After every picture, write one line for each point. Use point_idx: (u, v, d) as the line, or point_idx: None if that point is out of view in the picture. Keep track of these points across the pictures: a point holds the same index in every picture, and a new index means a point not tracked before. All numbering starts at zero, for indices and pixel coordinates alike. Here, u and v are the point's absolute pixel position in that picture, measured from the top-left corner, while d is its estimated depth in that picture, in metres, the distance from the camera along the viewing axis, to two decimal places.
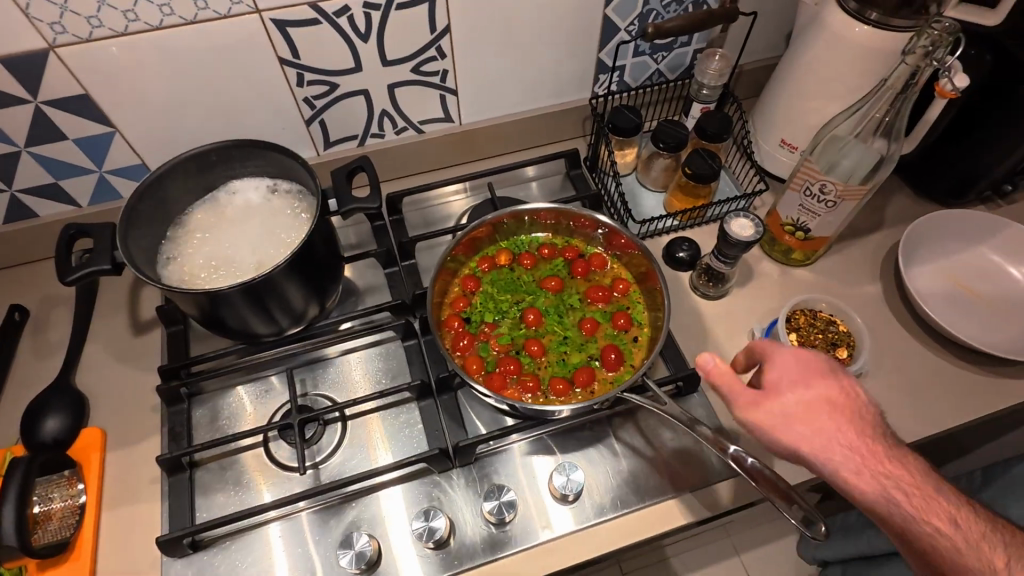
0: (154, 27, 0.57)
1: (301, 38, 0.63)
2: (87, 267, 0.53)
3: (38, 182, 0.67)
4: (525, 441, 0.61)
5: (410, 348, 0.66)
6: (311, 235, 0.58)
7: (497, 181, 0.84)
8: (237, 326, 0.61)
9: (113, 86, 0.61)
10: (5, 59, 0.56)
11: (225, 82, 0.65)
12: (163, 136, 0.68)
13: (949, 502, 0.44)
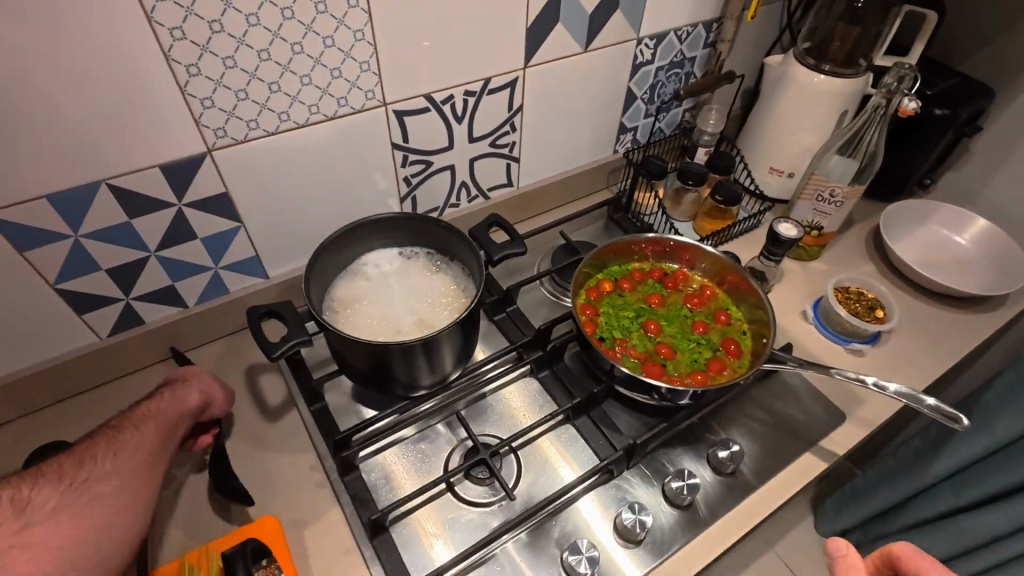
0: (300, 123, 0.65)
1: (413, 123, 0.72)
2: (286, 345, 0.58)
3: (157, 285, 0.69)
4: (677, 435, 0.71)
5: (546, 378, 0.76)
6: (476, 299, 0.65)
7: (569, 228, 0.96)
8: (401, 377, 0.66)
9: (252, 182, 0.66)
10: (164, 166, 0.59)
11: (345, 169, 0.72)
12: (282, 224, 0.72)
13: None
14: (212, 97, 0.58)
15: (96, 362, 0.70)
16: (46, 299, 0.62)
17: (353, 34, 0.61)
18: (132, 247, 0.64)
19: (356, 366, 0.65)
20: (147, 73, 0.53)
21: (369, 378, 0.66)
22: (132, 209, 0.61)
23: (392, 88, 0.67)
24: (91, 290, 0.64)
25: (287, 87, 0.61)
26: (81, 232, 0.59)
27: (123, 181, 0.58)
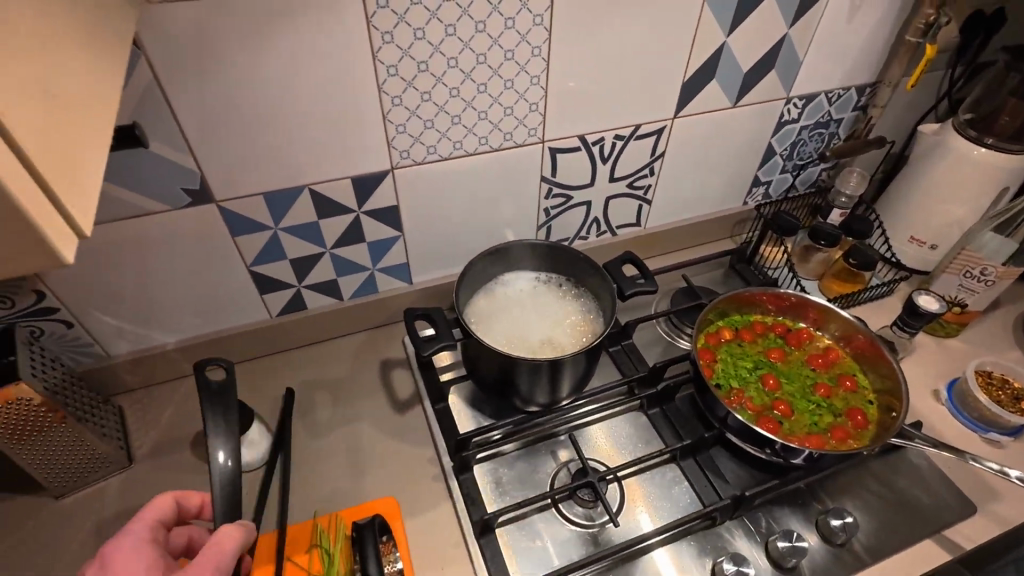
0: (469, 152, 0.73)
1: (563, 160, 0.80)
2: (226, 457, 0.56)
3: (325, 278, 0.79)
4: (788, 497, 0.70)
5: (656, 415, 0.78)
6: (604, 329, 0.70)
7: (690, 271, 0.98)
8: (524, 390, 0.72)
9: (419, 199, 0.75)
10: (355, 177, 0.70)
11: (496, 195, 0.80)
12: (433, 238, 0.81)
13: None
14: (406, 124, 0.67)
15: (265, 337, 0.82)
16: (241, 278, 0.74)
17: (530, 79, 0.69)
18: (314, 243, 0.74)
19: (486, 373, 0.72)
20: (363, 100, 0.64)
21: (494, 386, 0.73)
22: (322, 211, 0.71)
23: (551, 127, 0.75)
24: (275, 275, 0.76)
25: (466, 120, 0.70)
26: (280, 225, 0.70)
27: (322, 187, 0.69)
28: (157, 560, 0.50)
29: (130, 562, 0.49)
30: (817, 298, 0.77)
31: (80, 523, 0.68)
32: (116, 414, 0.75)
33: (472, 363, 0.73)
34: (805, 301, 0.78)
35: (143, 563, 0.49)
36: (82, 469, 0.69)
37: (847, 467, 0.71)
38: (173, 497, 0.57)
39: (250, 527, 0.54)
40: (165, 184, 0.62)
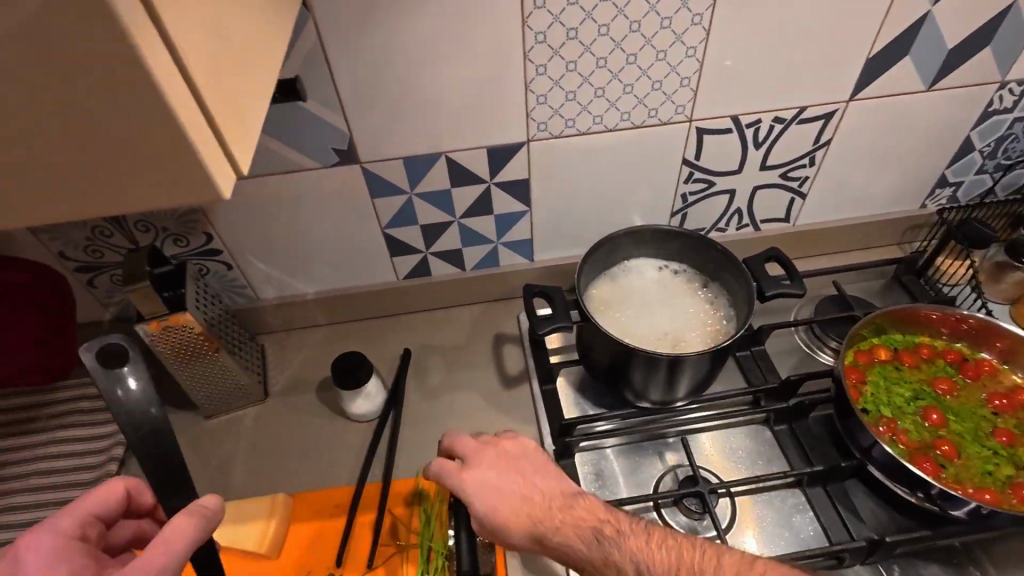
0: (609, 128, 0.69)
1: (710, 142, 0.73)
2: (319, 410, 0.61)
3: (451, 247, 0.81)
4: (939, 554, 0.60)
5: (782, 433, 0.70)
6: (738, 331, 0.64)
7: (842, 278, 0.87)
8: (639, 384, 0.68)
9: (550, 174, 0.73)
10: (490, 148, 0.69)
11: (631, 176, 0.76)
12: (559, 216, 0.79)
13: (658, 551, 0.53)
14: (546, 95, 0.65)
15: (390, 297, 0.86)
16: (374, 239, 0.78)
17: (686, 50, 0.64)
18: (444, 211, 0.76)
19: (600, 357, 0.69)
20: (506, 68, 0.62)
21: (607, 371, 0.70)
22: (455, 180, 0.72)
23: (703, 105, 0.69)
24: (405, 239, 0.79)
25: (609, 94, 0.66)
26: (415, 190, 0.72)
27: (457, 156, 0.69)
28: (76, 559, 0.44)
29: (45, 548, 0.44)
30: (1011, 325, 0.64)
31: (223, 442, 0.76)
32: (259, 351, 0.83)
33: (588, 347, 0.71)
34: (994, 327, 0.65)
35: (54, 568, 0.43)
36: (228, 394, 0.78)
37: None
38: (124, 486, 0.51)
39: (213, 513, 0.46)
40: (317, 142, 0.66)
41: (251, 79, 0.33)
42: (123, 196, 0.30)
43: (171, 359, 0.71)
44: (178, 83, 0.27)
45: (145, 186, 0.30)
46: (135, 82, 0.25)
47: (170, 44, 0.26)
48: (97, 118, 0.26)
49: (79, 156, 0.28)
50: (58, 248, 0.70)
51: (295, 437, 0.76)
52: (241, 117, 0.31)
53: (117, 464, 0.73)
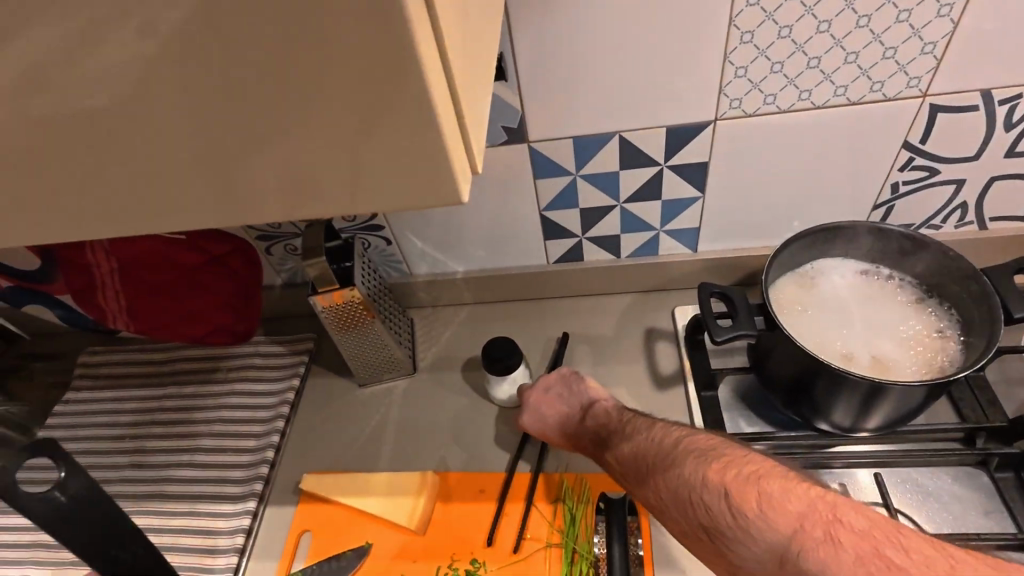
0: (817, 105, 0.59)
1: (945, 122, 0.60)
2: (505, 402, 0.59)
3: (608, 233, 0.76)
4: None
5: (1006, 481, 0.58)
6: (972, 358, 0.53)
7: None
8: (824, 406, 0.59)
9: (735, 157, 0.65)
10: (670, 127, 0.62)
11: (832, 162, 0.65)
12: (736, 205, 0.70)
13: (813, 526, 0.38)
14: (748, 67, 0.56)
15: (538, 280, 0.83)
16: (531, 220, 0.75)
17: (939, 9, 0.52)
18: (608, 194, 0.70)
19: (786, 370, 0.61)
20: (707, 34, 0.54)
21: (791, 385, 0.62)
22: (627, 162, 0.66)
23: (948, 76, 0.56)
24: (562, 222, 0.75)
25: (826, 64, 0.56)
26: (581, 172, 0.67)
27: (633, 136, 0.63)
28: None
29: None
30: None
31: (375, 411, 0.79)
32: (409, 325, 0.85)
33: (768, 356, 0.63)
34: None
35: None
36: (381, 365, 0.80)
37: None
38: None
39: None
40: (488, 121, 0.63)
41: (480, 63, 0.31)
42: (358, 180, 0.29)
43: (335, 328, 0.74)
44: (439, 77, 0.26)
45: (382, 171, 0.29)
46: (395, 64, 0.24)
47: (437, 30, 0.25)
48: (348, 111, 0.26)
49: (320, 137, 0.27)
50: None
51: (441, 415, 0.77)
52: (472, 98, 0.30)
53: (283, 421, 0.78)
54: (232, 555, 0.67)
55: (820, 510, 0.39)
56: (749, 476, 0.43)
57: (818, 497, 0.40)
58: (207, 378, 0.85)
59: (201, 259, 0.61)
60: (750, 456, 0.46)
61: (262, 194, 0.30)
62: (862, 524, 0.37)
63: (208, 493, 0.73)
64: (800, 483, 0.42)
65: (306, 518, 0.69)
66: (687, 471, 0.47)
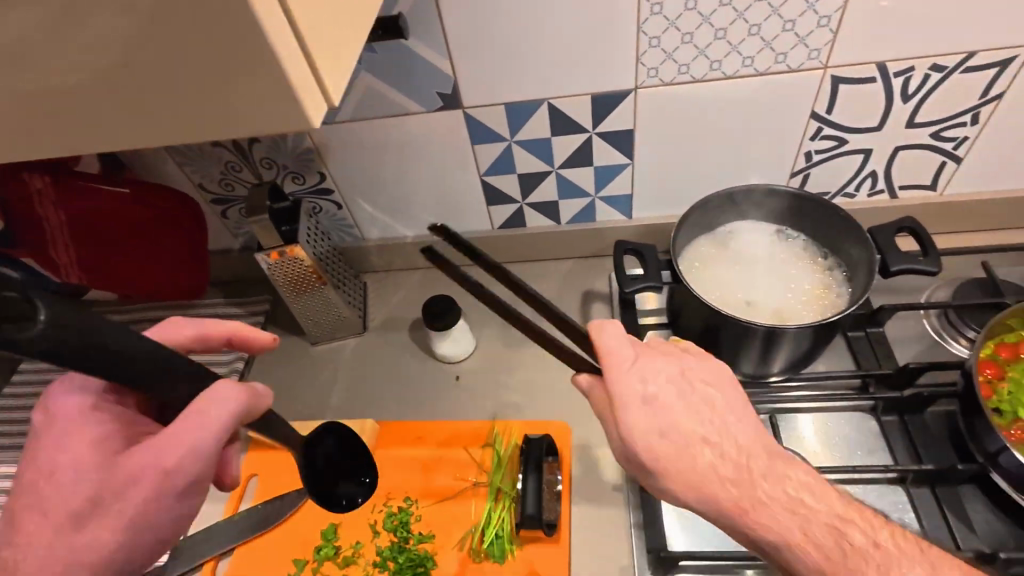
0: (729, 75, 0.63)
1: (847, 93, 0.65)
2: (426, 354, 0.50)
3: (547, 198, 0.80)
4: None
5: (890, 424, 0.64)
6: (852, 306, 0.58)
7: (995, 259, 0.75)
8: (729, 354, 0.64)
9: (659, 124, 0.69)
10: (594, 95, 0.66)
11: (748, 131, 0.69)
12: (663, 172, 0.75)
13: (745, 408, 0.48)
14: (660, 37, 0.60)
15: (484, 245, 0.87)
16: (472, 186, 0.79)
17: None
18: (542, 160, 0.74)
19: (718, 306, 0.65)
20: (621, 5, 0.58)
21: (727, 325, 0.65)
22: (557, 128, 0.70)
23: (845, 48, 0.60)
24: (502, 188, 0.79)
25: (732, 36, 0.60)
26: (515, 138, 0.71)
27: (561, 103, 0.67)
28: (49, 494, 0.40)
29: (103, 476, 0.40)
30: None
31: (325, 368, 0.83)
32: (361, 289, 0.89)
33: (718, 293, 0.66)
34: None
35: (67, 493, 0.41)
36: (331, 324, 0.84)
37: None
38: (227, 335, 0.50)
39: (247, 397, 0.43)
40: (424, 87, 0.66)
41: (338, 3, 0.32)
42: (216, 120, 0.30)
43: (285, 287, 0.78)
44: (299, 63, 0.29)
45: (238, 111, 0.30)
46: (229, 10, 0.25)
47: None
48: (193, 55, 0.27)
49: (173, 81, 0.28)
50: (197, 180, 0.78)
51: (387, 370, 0.81)
52: (326, 40, 0.31)
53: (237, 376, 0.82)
54: None
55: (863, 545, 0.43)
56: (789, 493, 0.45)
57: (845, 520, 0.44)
58: None
59: (150, 214, 0.65)
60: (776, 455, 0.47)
61: (125, 133, 0.31)
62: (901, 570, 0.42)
63: None
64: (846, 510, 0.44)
65: (256, 462, 0.73)
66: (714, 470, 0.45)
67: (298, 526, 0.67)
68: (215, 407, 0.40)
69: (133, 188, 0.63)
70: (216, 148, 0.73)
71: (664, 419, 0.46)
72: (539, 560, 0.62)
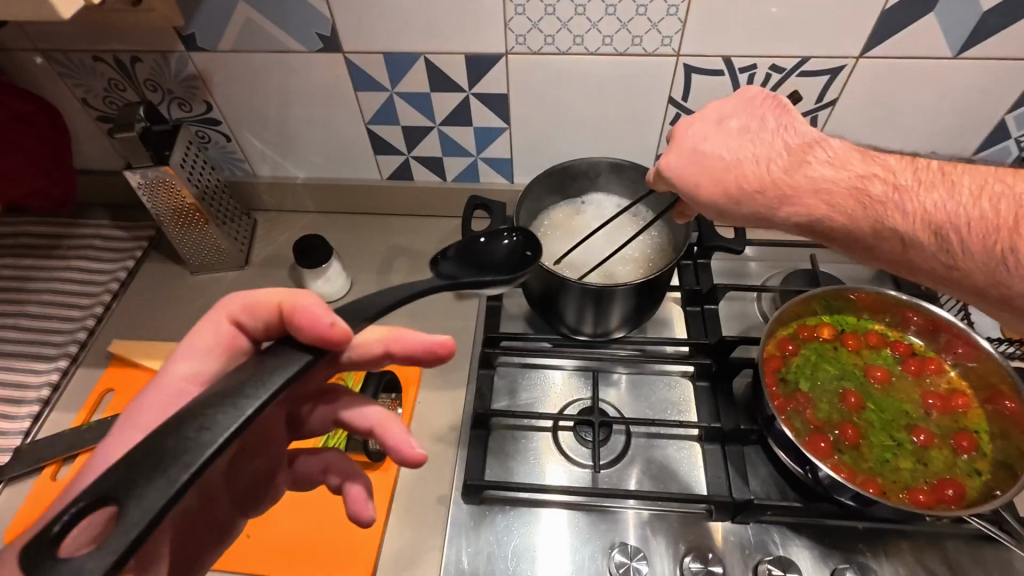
0: (591, 51, 0.68)
1: (699, 82, 0.70)
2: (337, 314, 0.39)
3: (432, 154, 0.83)
4: (804, 533, 0.62)
5: (701, 389, 0.70)
6: (667, 273, 0.64)
7: (831, 256, 0.82)
8: (565, 314, 0.70)
9: (530, 91, 0.73)
10: (468, 55, 0.69)
11: (614, 108, 0.74)
12: (538, 140, 0.79)
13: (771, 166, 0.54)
14: (525, 5, 0.64)
15: (373, 195, 0.89)
16: (359, 133, 0.81)
17: None
18: (425, 115, 0.77)
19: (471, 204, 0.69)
20: None
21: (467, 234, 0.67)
22: (436, 84, 0.73)
23: (694, 39, 0.66)
24: (387, 138, 0.81)
25: (591, 12, 0.64)
26: (396, 89, 0.74)
27: (437, 59, 0.70)
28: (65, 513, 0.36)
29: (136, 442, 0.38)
30: (941, 313, 0.63)
31: (199, 296, 0.85)
32: (250, 226, 0.90)
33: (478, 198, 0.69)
34: (935, 318, 0.64)
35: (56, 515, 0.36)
36: (211, 255, 0.85)
37: (890, 526, 0.60)
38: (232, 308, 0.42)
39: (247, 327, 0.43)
40: (303, 26, 0.68)
41: None
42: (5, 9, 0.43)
43: (168, 219, 0.80)
44: None
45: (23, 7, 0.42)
46: None
47: None
48: None
49: None
50: (80, 94, 0.78)
51: None
52: None
53: (109, 295, 0.83)
54: (36, 404, 0.72)
55: (807, 140, 0.54)
56: (804, 174, 0.52)
57: (780, 132, 0.55)
58: (45, 254, 0.86)
59: (1, 115, 0.71)
60: (697, 152, 0.55)
61: None
62: (819, 141, 0.54)
63: (21, 351, 0.77)
64: (710, 121, 0.56)
65: (112, 378, 0.74)
66: (733, 166, 0.54)
67: None
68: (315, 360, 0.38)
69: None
70: (96, 62, 0.73)
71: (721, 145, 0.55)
72: None
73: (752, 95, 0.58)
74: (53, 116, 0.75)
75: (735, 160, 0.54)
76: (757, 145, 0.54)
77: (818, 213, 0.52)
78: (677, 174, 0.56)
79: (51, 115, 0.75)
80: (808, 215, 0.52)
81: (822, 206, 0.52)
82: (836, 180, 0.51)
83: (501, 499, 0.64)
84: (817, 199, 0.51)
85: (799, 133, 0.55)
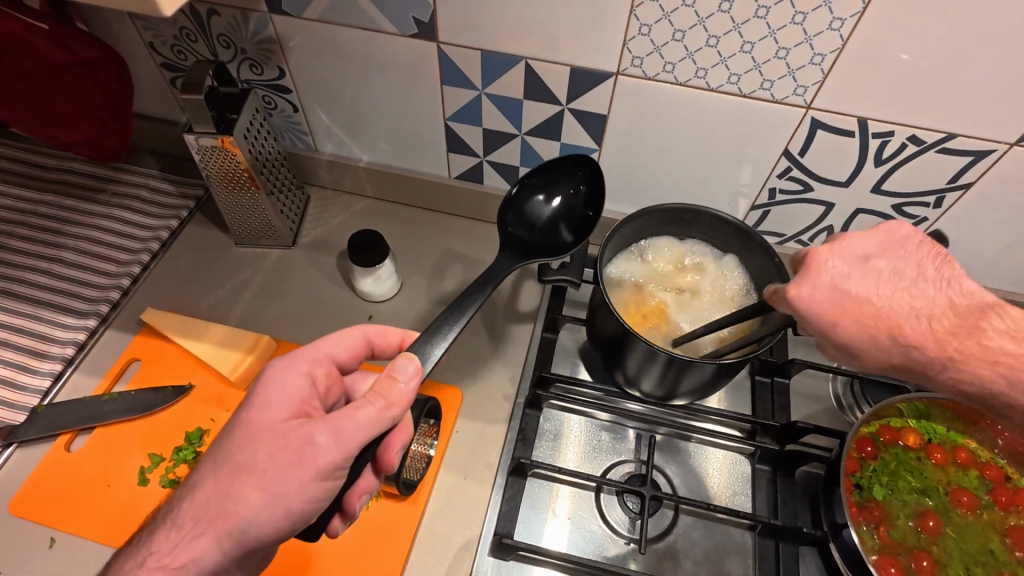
0: (712, 88, 0.61)
1: (823, 140, 0.64)
2: (446, 339, 0.54)
3: (509, 162, 0.77)
4: None
5: (761, 474, 0.64)
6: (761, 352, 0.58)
7: None
8: (632, 371, 0.64)
9: (632, 119, 0.66)
10: (574, 69, 0.63)
11: (722, 149, 0.67)
12: (628, 167, 0.72)
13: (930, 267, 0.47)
14: (652, 26, 0.57)
15: (438, 191, 0.83)
16: (436, 127, 0.75)
17: (831, 20, 0.54)
18: (511, 121, 0.71)
19: (546, 170, 0.68)
20: None
21: (579, 214, 0.67)
22: (532, 92, 0.67)
23: (831, 92, 0.59)
24: (464, 137, 0.75)
25: (724, 47, 0.58)
26: (487, 90, 0.68)
27: (539, 66, 0.63)
28: (280, 447, 0.45)
29: (294, 369, 0.50)
30: None
31: (241, 270, 0.80)
32: (302, 202, 0.85)
33: (588, 160, 0.67)
34: None
35: (277, 450, 0.45)
36: (260, 231, 0.80)
37: None
38: (362, 334, 0.56)
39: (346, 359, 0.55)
40: (400, 8, 0.62)
41: None
42: None
43: (218, 183, 0.73)
44: None
45: None
46: None
47: None
48: None
49: None
50: (148, 38, 0.72)
51: (300, 290, 0.79)
52: None
53: (149, 255, 0.78)
54: (58, 363, 0.68)
55: (980, 297, 0.46)
56: (980, 344, 0.45)
57: (940, 284, 0.46)
58: (88, 197, 0.82)
59: (64, 56, 0.66)
60: (838, 292, 0.45)
61: None
62: (991, 302, 0.46)
63: (53, 301, 0.73)
64: (856, 261, 0.46)
65: (141, 347, 0.71)
66: (891, 324, 0.45)
67: (161, 422, 0.66)
68: (400, 386, 0.48)
69: (50, 26, 0.64)
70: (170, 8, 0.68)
71: (873, 283, 0.45)
72: (387, 521, 0.62)
73: (905, 235, 0.47)
74: (117, 66, 0.70)
75: (891, 321, 0.45)
76: (888, 289, 0.45)
77: (991, 386, 0.46)
78: (829, 313, 0.45)
79: (117, 64, 0.70)
80: (976, 380, 0.46)
81: (986, 369, 0.46)
82: (1019, 356, 0.45)
83: (534, 558, 0.59)
84: (990, 369, 0.46)
85: (964, 291, 0.46)
